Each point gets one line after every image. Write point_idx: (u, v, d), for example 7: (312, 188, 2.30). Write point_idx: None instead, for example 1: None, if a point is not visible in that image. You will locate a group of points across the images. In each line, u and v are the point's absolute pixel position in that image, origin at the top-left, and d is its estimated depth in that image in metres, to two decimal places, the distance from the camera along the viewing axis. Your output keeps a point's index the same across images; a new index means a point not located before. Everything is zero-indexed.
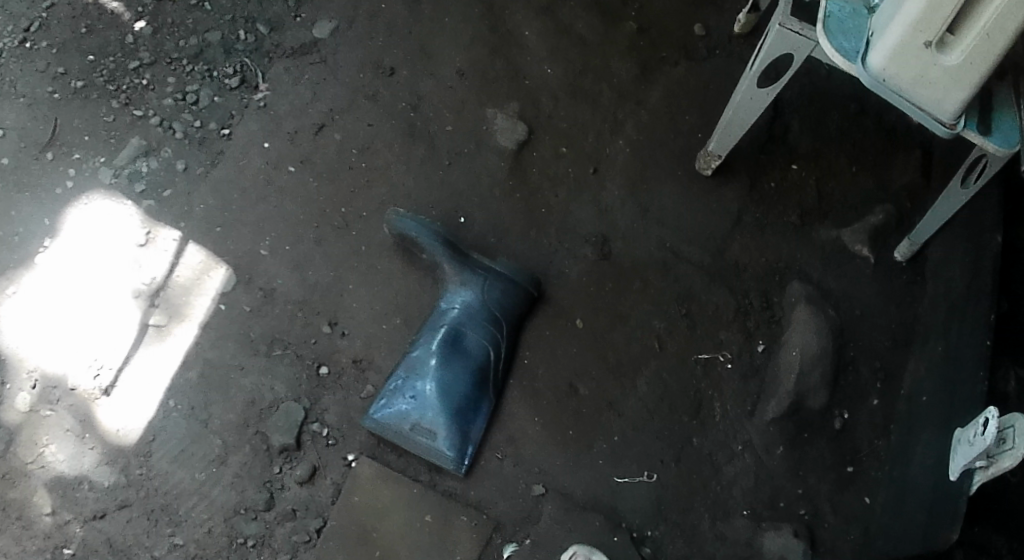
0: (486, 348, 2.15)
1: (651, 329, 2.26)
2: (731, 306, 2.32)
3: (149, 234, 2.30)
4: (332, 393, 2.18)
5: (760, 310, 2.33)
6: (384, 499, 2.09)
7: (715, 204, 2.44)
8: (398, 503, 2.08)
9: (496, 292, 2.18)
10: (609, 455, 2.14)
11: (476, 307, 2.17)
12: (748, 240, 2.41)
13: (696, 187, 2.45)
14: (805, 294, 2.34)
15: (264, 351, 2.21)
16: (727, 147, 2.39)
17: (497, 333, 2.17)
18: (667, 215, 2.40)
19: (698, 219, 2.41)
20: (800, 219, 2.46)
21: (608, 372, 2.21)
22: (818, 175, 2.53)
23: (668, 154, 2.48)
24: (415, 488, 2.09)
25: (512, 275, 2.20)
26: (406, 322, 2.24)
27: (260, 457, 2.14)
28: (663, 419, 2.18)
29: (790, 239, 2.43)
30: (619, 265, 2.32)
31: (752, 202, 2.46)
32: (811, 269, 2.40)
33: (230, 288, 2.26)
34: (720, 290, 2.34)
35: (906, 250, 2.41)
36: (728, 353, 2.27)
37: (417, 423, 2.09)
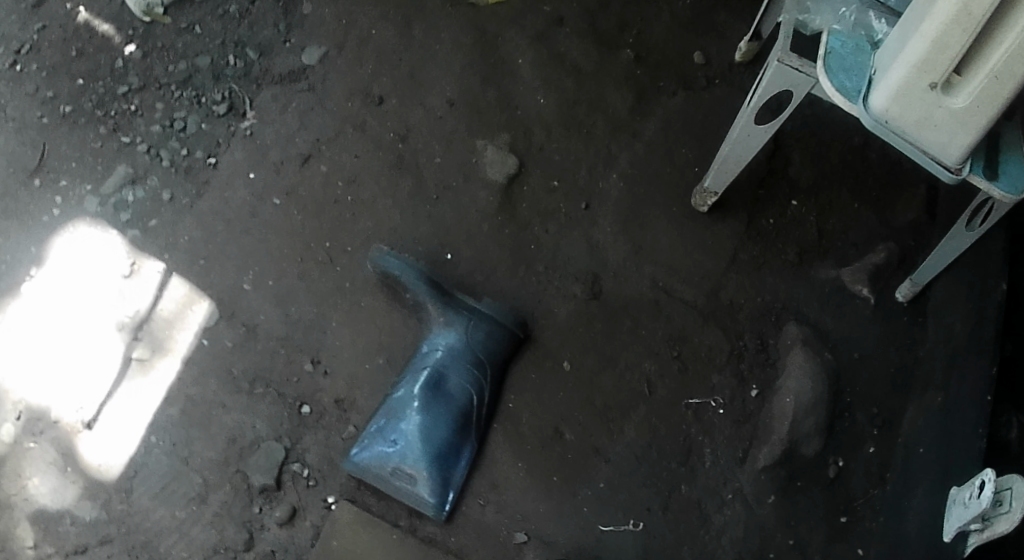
0: (469, 392, 2.11)
1: (640, 372, 2.22)
2: (724, 348, 2.30)
3: (133, 266, 2.27)
4: (313, 432, 2.14)
5: (755, 352, 2.31)
6: (362, 546, 2.05)
7: (711, 242, 2.40)
8: (377, 550, 2.05)
9: (480, 334, 2.14)
10: (594, 502, 2.11)
11: (460, 349, 2.13)
12: (744, 279, 2.38)
13: (691, 223, 2.42)
14: (802, 337, 2.32)
15: (245, 388, 2.17)
16: (724, 184, 2.35)
17: (481, 376, 2.12)
18: (661, 253, 2.36)
19: (693, 257, 2.38)
20: (799, 257, 2.43)
21: (595, 417, 2.17)
22: (819, 211, 2.49)
23: (663, 188, 2.43)
24: (394, 534, 2.06)
25: (497, 316, 2.15)
26: (389, 361, 2.20)
27: (240, 496, 2.10)
28: (652, 465, 2.16)
29: (789, 279, 2.41)
30: (609, 305, 2.27)
31: (747, 240, 2.43)
32: (809, 310, 2.38)
33: (213, 323, 2.22)
34: (713, 332, 2.30)
35: (908, 290, 2.38)
36: (720, 398, 2.25)
37: (397, 467, 2.05)
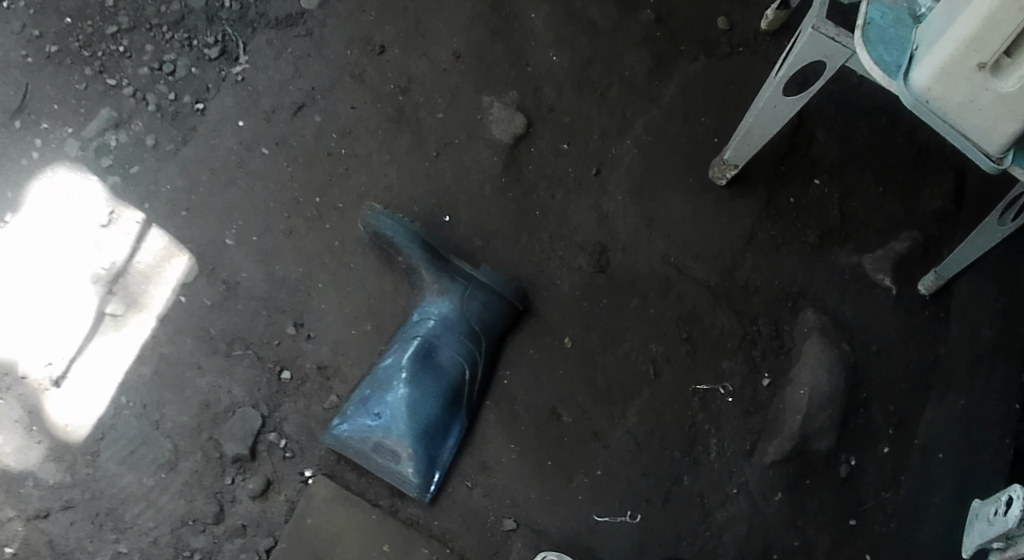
0: (462, 366, 1.96)
1: (646, 353, 2.08)
2: (737, 332, 2.16)
3: (111, 214, 2.10)
4: (293, 400, 2.01)
5: (768, 338, 2.17)
6: (339, 525, 1.92)
7: (727, 220, 2.26)
8: (354, 530, 1.92)
9: (476, 304, 1.98)
10: (590, 490, 1.97)
11: (454, 319, 1.97)
12: (761, 260, 2.24)
13: (707, 198, 2.27)
14: (819, 325, 2.19)
15: (223, 350, 2.03)
16: (745, 157, 2.20)
17: (475, 349, 1.97)
18: (674, 228, 2.22)
19: (709, 234, 2.23)
20: (819, 240, 2.28)
21: (595, 399, 2.02)
22: (842, 193, 2.33)
23: (679, 159, 2.28)
24: (373, 516, 1.92)
25: (495, 286, 1.99)
26: (378, 329, 2.06)
27: (212, 465, 1.96)
28: (654, 453, 2.02)
29: (808, 263, 2.26)
30: (616, 280, 2.12)
31: (766, 219, 2.27)
32: (827, 297, 2.24)
33: (191, 279, 2.07)
34: (725, 314, 2.17)
35: (931, 283, 2.23)
36: (730, 385, 2.11)
37: (380, 443, 1.91)
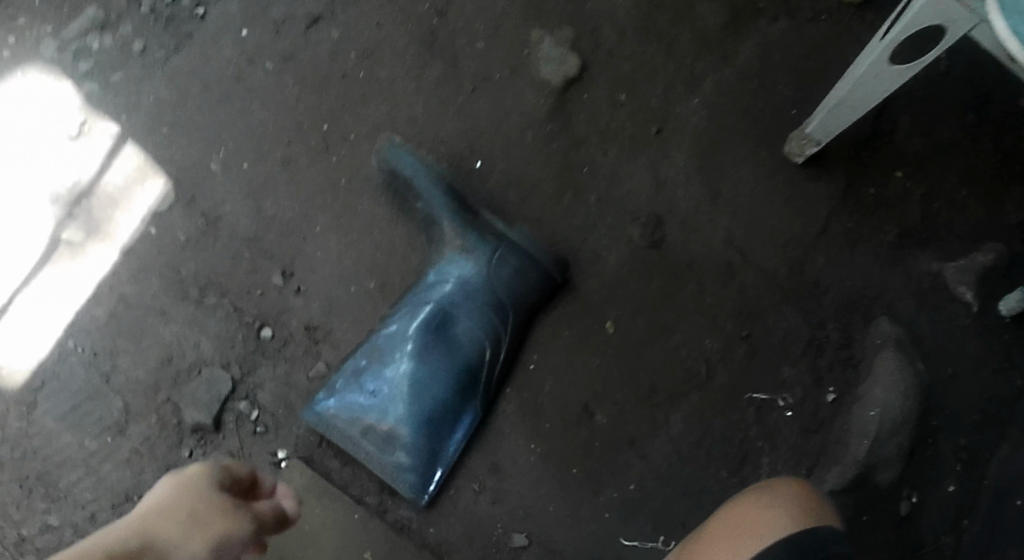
0: (480, 344, 1.61)
1: (700, 351, 1.73)
2: (802, 336, 1.78)
3: (82, 125, 1.75)
4: (271, 363, 1.66)
5: (836, 347, 1.79)
6: (314, 523, 1.58)
7: (801, 205, 1.84)
8: (329, 530, 1.58)
9: (505, 271, 1.61)
10: (619, 508, 1.63)
11: (476, 286, 1.61)
12: (833, 255, 1.82)
13: (778, 178, 1.84)
14: (894, 338, 1.79)
15: (194, 296, 1.69)
16: (830, 133, 1.77)
17: (498, 326, 1.61)
18: (740, 206, 1.83)
19: (774, 218, 1.83)
20: (897, 240, 1.83)
21: (637, 399, 1.68)
22: (925, 189, 1.85)
23: (744, 127, 1.86)
24: (355, 514, 1.58)
25: (530, 251, 1.61)
26: (380, 287, 1.68)
27: (167, 433, 1.64)
28: (697, 472, 1.67)
29: (883, 266, 1.82)
30: (670, 260, 1.78)
31: (844, 209, 1.84)
32: (902, 307, 1.81)
33: (165, 209, 1.73)
34: (790, 314, 1.79)
35: (1015, 304, 1.77)
36: (791, 397, 1.76)
37: (372, 427, 1.59)
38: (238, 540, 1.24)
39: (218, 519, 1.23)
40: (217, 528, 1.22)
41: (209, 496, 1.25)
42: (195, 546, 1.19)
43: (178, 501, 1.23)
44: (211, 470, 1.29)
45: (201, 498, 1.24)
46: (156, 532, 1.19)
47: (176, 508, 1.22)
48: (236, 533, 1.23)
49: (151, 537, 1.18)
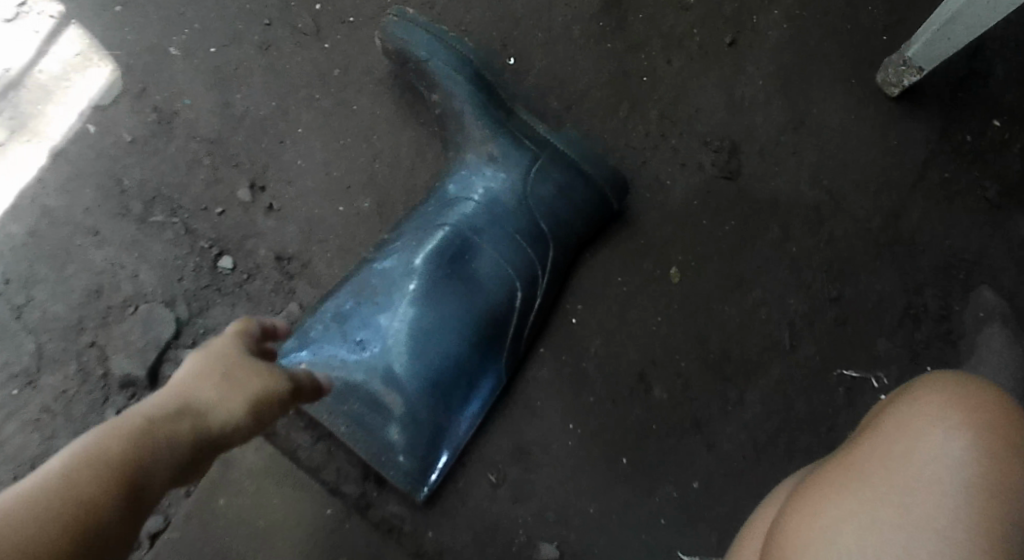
0: (510, 285, 1.21)
1: (782, 313, 1.33)
2: (898, 304, 1.35)
3: (21, 6, 1.34)
4: (230, 302, 1.28)
5: (935, 320, 1.34)
6: (270, 520, 1.18)
7: (904, 137, 1.40)
8: (289, 530, 1.18)
9: (547, 188, 1.23)
10: (678, 512, 1.25)
11: (508, 208, 1.22)
12: (931, 207, 1.38)
13: (867, 109, 1.40)
14: (1001, 312, 1.34)
15: (137, 212, 1.30)
16: (939, 58, 1.32)
17: (535, 261, 1.22)
18: (828, 138, 1.40)
19: (864, 155, 1.40)
20: (1000, 197, 1.38)
21: (706, 371, 1.29)
22: None
23: (834, 38, 1.42)
24: (326, 510, 1.19)
25: (580, 163, 1.24)
26: (377, 207, 1.30)
27: (89, 388, 1.25)
28: (774, 472, 1.27)
29: (985, 226, 1.37)
30: (748, 197, 1.37)
31: (941, 149, 1.39)
32: (1007, 277, 1.36)
33: (109, 103, 1.33)
34: (886, 274, 1.36)
35: None
36: (887, 379, 1.32)
37: (356, 388, 1.19)
38: (280, 401, 0.94)
39: (252, 379, 0.92)
40: (253, 389, 0.91)
41: (232, 353, 0.93)
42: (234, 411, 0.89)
43: (195, 368, 0.90)
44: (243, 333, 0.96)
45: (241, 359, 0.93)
46: (179, 405, 0.87)
47: (193, 376, 0.90)
48: (274, 393, 0.93)
49: (175, 412, 0.86)
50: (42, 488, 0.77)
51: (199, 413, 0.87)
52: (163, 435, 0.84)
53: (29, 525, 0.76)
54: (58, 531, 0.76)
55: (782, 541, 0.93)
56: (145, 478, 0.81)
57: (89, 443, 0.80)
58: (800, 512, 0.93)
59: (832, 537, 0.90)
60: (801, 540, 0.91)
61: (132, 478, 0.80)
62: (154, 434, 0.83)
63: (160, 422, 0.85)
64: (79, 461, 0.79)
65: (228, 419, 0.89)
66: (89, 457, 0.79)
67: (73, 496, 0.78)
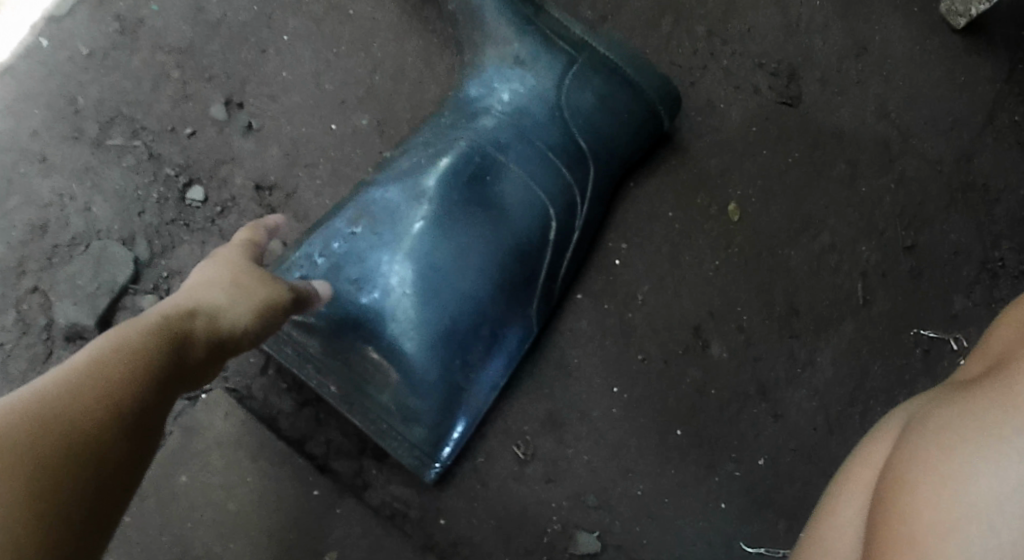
0: (543, 213, 1.01)
1: (854, 263, 1.10)
2: (974, 260, 1.11)
3: None
4: (201, 240, 1.07)
5: (1013, 279, 1.11)
6: (244, 502, 0.98)
7: (976, 72, 1.14)
8: (267, 514, 0.98)
9: (587, 98, 1.04)
10: (738, 494, 1.05)
11: (539, 123, 1.03)
12: (1011, 151, 1.13)
13: (939, 38, 1.14)
14: None
15: (91, 135, 1.08)
16: None
17: (573, 184, 1.02)
18: (901, 63, 1.14)
19: (938, 86, 1.14)
20: None
21: (771, 326, 1.08)
22: None
23: None
24: (313, 491, 0.99)
25: (625, 69, 1.05)
26: (377, 125, 1.09)
27: (33, 342, 1.05)
28: (850, 448, 1.07)
29: None
30: (811, 128, 1.12)
31: (1012, 90, 1.14)
32: None
33: (65, 11, 1.09)
34: (963, 222, 1.12)
35: None
36: (969, 341, 1.10)
37: (348, 340, 0.98)
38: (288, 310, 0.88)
39: (260, 284, 0.87)
40: (262, 294, 0.86)
41: (239, 261, 0.88)
42: (247, 311, 0.84)
43: (204, 274, 0.85)
44: (244, 245, 0.92)
45: (249, 266, 0.88)
46: (188, 307, 0.80)
47: (199, 284, 0.84)
48: (281, 299, 0.87)
49: (185, 312, 0.80)
50: (56, 383, 0.69)
51: (209, 314, 0.81)
52: (178, 334, 0.77)
53: (42, 422, 0.67)
54: (78, 429, 0.68)
55: (914, 488, 0.70)
56: (166, 377, 0.74)
57: (103, 339, 0.73)
58: (936, 448, 0.71)
59: (990, 484, 0.67)
60: (941, 498, 0.68)
61: (152, 368, 0.73)
62: (169, 330, 0.77)
63: (172, 320, 0.78)
64: (96, 356, 0.72)
65: (238, 322, 0.82)
66: (106, 352, 0.72)
67: (92, 392, 0.69)
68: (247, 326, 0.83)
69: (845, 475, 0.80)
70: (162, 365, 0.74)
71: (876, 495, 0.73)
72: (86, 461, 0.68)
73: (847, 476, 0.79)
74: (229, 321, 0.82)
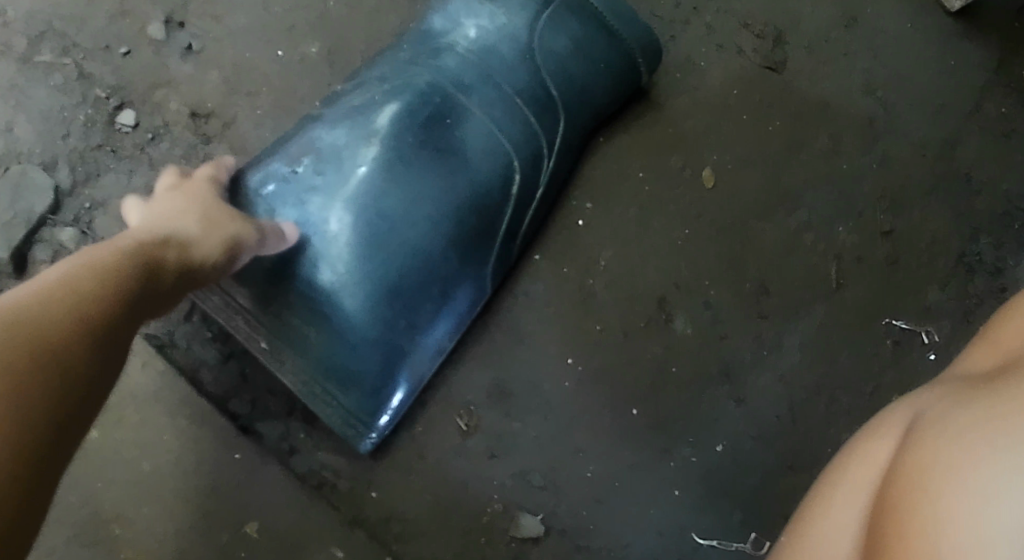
0: (506, 161, 0.94)
1: (829, 243, 1.04)
2: (951, 249, 1.05)
3: None
4: (129, 169, 0.98)
5: (989, 276, 1.05)
6: (158, 463, 0.91)
7: (969, 53, 1.08)
8: (184, 477, 0.91)
9: (562, 43, 0.97)
10: (692, 482, 0.99)
11: (509, 64, 0.95)
12: (997, 139, 1.07)
13: (933, 13, 1.08)
14: None
15: (15, 48, 0.98)
16: None
17: (540, 135, 0.95)
18: (891, 35, 1.08)
19: (929, 62, 1.08)
20: None
21: (737, 304, 1.02)
22: None
23: None
24: (234, 455, 0.92)
25: (606, 18, 0.98)
26: (328, 56, 1.00)
27: None
28: (812, 439, 1.01)
29: None
30: (795, 97, 1.06)
31: (1001, 81, 1.08)
32: None
33: None
34: (943, 210, 1.06)
35: None
36: (940, 336, 1.03)
37: (278, 291, 0.89)
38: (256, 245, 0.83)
39: (230, 217, 0.81)
40: (232, 225, 0.80)
41: (206, 196, 0.83)
42: (216, 243, 0.78)
43: (171, 208, 0.80)
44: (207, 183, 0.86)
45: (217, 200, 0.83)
46: (157, 234, 0.75)
47: (168, 214, 0.79)
48: (250, 235, 0.81)
49: (154, 239, 0.74)
50: (43, 296, 0.62)
51: (178, 243, 0.76)
52: (149, 263, 0.71)
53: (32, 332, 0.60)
54: (47, 366, 0.60)
55: (949, 494, 0.60)
56: (139, 302, 0.69)
57: (77, 259, 0.67)
58: (975, 441, 0.61)
59: None
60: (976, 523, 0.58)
61: (130, 294, 0.68)
62: (140, 256, 0.71)
63: (143, 248, 0.72)
64: (73, 273, 0.65)
65: (206, 252, 0.77)
66: (83, 271, 0.66)
67: (74, 310, 0.63)
68: (216, 258, 0.78)
69: (840, 469, 0.69)
70: (137, 289, 0.69)
71: (888, 498, 0.63)
72: (73, 385, 0.61)
73: (837, 472, 0.69)
74: (198, 252, 0.77)
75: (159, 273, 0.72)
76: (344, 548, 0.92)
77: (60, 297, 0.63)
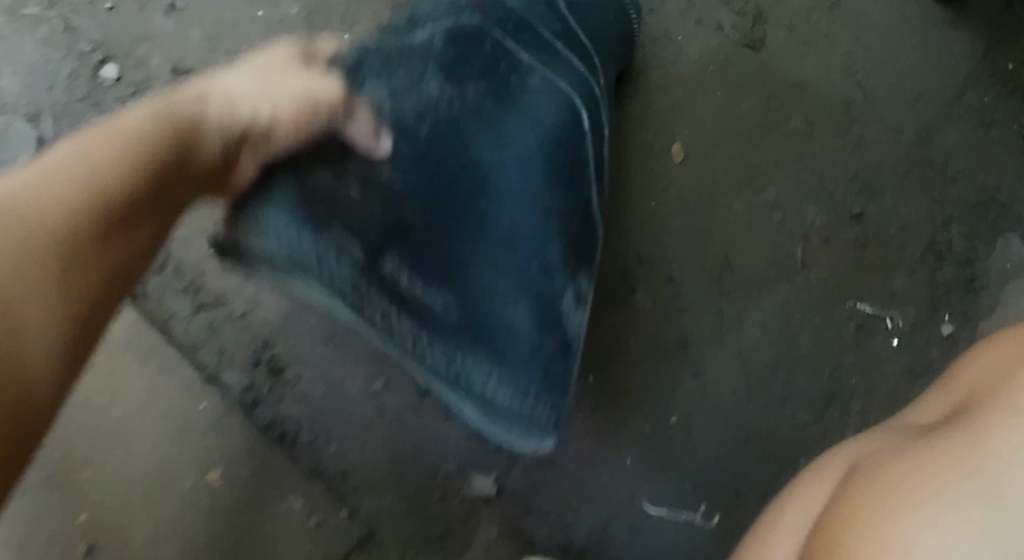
0: (568, 98, 0.94)
1: (796, 222, 1.06)
2: (923, 236, 1.07)
3: None
4: None
5: (960, 266, 1.06)
6: (127, 410, 0.97)
7: (945, 43, 1.09)
8: (151, 422, 0.96)
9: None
10: (645, 451, 1.02)
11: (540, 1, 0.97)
12: (972, 131, 1.08)
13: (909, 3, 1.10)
14: None
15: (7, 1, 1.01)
16: None
17: (590, 76, 0.96)
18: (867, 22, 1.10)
19: (905, 51, 1.09)
20: None
21: (699, 279, 1.05)
22: None
23: None
24: (200, 404, 0.97)
25: None
26: (307, 16, 1.02)
27: None
28: (765, 415, 1.04)
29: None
30: (770, 76, 1.08)
31: (980, 72, 1.09)
32: None
33: None
34: (916, 197, 1.07)
35: None
36: (905, 321, 1.05)
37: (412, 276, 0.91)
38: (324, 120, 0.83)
39: (289, 90, 0.82)
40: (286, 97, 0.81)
41: (268, 64, 0.83)
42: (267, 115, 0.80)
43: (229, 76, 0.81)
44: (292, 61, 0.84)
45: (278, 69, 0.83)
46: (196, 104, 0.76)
47: (224, 83, 0.80)
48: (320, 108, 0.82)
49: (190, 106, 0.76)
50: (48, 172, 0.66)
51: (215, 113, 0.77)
52: (178, 138, 0.73)
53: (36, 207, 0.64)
54: (55, 252, 0.64)
55: (877, 518, 0.64)
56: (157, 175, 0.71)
57: (93, 131, 0.70)
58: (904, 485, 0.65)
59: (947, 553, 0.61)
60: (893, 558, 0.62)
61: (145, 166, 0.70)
62: (165, 127, 0.73)
63: (173, 119, 0.74)
64: (82, 146, 0.68)
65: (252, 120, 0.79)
66: (95, 144, 0.69)
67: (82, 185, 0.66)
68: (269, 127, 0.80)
69: (782, 503, 0.74)
70: (155, 164, 0.71)
71: (821, 522, 0.67)
72: (83, 261, 0.66)
73: (778, 509, 0.73)
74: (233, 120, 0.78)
75: (182, 144, 0.73)
76: (304, 499, 0.97)
77: (68, 172, 0.66)
